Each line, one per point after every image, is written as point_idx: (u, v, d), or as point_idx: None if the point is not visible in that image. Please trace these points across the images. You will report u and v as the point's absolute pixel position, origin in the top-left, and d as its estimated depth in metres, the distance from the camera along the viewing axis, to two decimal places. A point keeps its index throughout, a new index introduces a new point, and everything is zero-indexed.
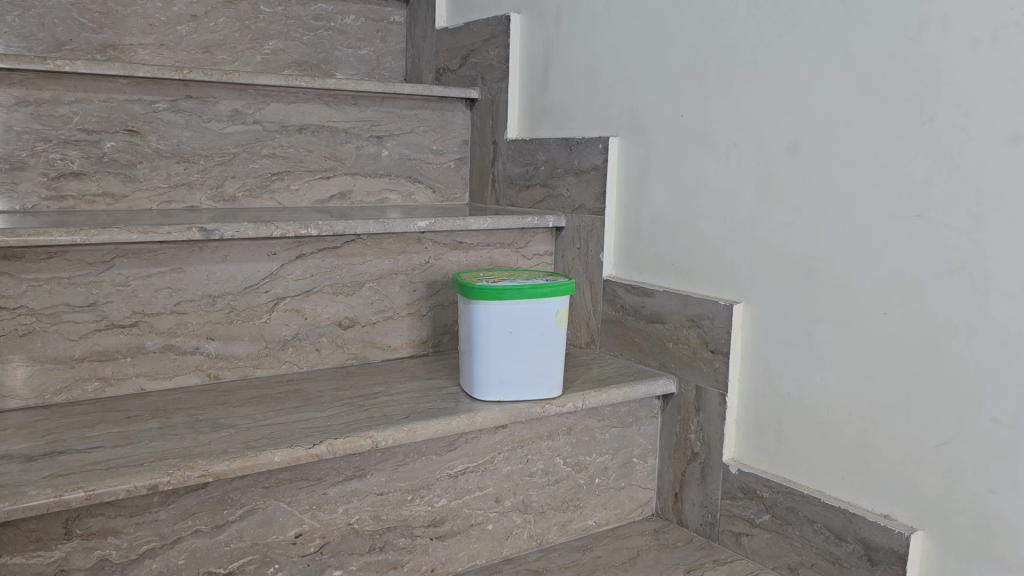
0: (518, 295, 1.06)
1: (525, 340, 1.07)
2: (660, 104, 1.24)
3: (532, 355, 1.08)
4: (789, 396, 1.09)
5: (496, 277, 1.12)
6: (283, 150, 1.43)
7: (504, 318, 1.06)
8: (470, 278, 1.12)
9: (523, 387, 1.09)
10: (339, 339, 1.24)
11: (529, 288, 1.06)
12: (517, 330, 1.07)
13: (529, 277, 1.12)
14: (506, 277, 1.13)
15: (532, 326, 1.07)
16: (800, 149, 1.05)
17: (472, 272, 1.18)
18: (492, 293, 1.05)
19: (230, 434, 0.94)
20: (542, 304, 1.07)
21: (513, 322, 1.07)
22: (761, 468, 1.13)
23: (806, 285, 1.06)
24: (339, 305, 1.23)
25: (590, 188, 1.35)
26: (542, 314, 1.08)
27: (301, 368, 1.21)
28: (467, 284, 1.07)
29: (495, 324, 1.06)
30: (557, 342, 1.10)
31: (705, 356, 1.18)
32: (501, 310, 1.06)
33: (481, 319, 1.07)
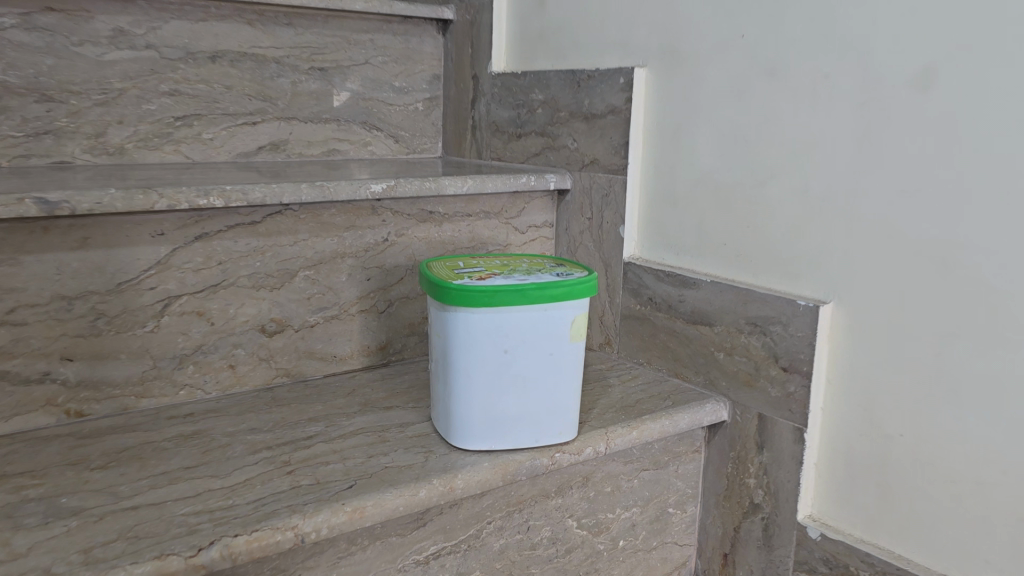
0: (519, 300, 0.71)
1: (525, 364, 0.73)
2: (709, 20, 0.88)
3: (534, 386, 0.74)
4: (903, 439, 0.76)
5: (481, 268, 0.77)
6: (189, 85, 1.06)
7: (496, 334, 0.71)
8: (441, 270, 0.77)
9: (520, 432, 0.75)
10: (263, 351, 0.89)
11: (537, 289, 0.71)
12: (514, 352, 0.72)
13: (533, 269, 0.77)
14: (495, 268, 0.78)
15: (537, 344, 0.73)
16: (937, 81, 0.70)
17: (444, 258, 0.82)
18: (480, 297, 0.70)
19: (67, 532, 0.60)
20: (551, 311, 0.73)
21: (509, 339, 0.72)
22: (853, 534, 0.81)
23: (937, 283, 0.72)
24: (261, 304, 0.88)
25: (606, 138, 1.00)
26: (552, 328, 0.73)
27: (207, 394, 0.87)
28: (439, 281, 0.72)
29: (482, 344, 0.72)
30: (572, 366, 0.75)
31: (773, 374, 0.84)
32: (493, 322, 0.71)
33: (460, 335, 0.72)
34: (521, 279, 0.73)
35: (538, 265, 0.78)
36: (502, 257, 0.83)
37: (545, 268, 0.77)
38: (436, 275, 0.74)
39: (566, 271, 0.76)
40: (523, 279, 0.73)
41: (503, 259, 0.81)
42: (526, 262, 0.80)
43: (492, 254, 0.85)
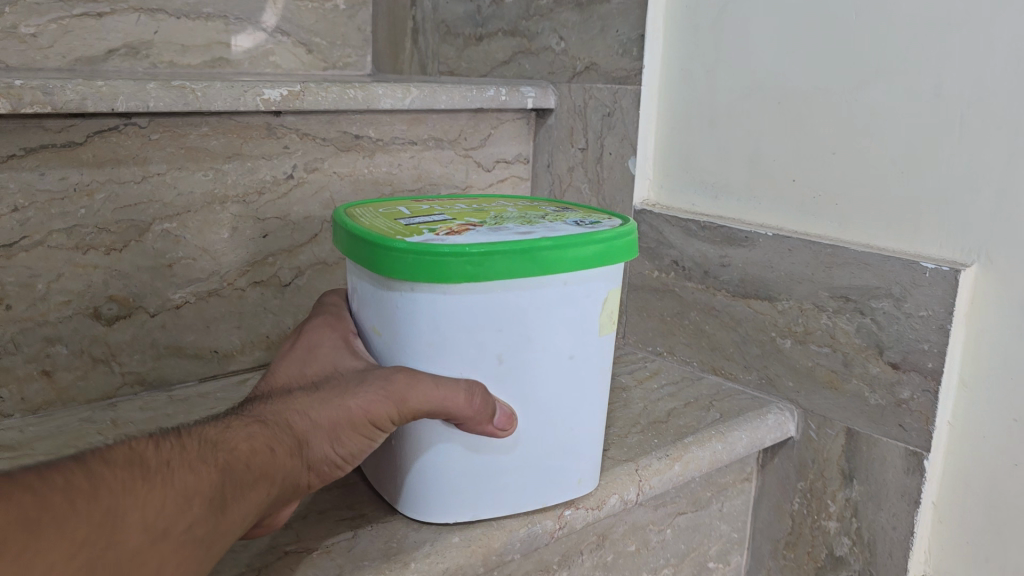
0: (531, 268, 0.40)
1: (528, 380, 0.42)
2: None
3: (539, 415, 0.43)
4: None
5: (444, 219, 0.46)
6: None
7: (483, 331, 0.40)
8: (376, 223, 0.44)
9: (518, 491, 0.45)
10: (98, 348, 0.58)
11: (562, 248, 0.40)
12: (510, 360, 0.41)
13: (531, 217, 0.46)
14: (466, 219, 0.46)
15: (547, 345, 0.42)
16: None
17: (370, 204, 0.50)
18: (463, 264, 0.38)
19: None
20: (574, 287, 0.42)
21: (503, 338, 0.41)
22: None
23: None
24: (92, 276, 0.57)
25: (609, 33, 0.70)
26: (571, 316, 0.42)
27: (6, 418, 0.55)
28: (384, 239, 0.40)
29: (457, 348, 0.40)
30: (598, 375, 0.45)
31: (873, 373, 0.57)
32: (482, 311, 0.40)
33: (417, 335, 0.40)
34: (524, 232, 0.42)
35: (533, 213, 0.48)
36: (462, 203, 0.52)
37: (550, 216, 0.47)
38: (371, 228, 0.42)
39: (587, 220, 0.46)
40: (531, 233, 0.42)
41: (469, 206, 0.50)
42: (513, 209, 0.49)
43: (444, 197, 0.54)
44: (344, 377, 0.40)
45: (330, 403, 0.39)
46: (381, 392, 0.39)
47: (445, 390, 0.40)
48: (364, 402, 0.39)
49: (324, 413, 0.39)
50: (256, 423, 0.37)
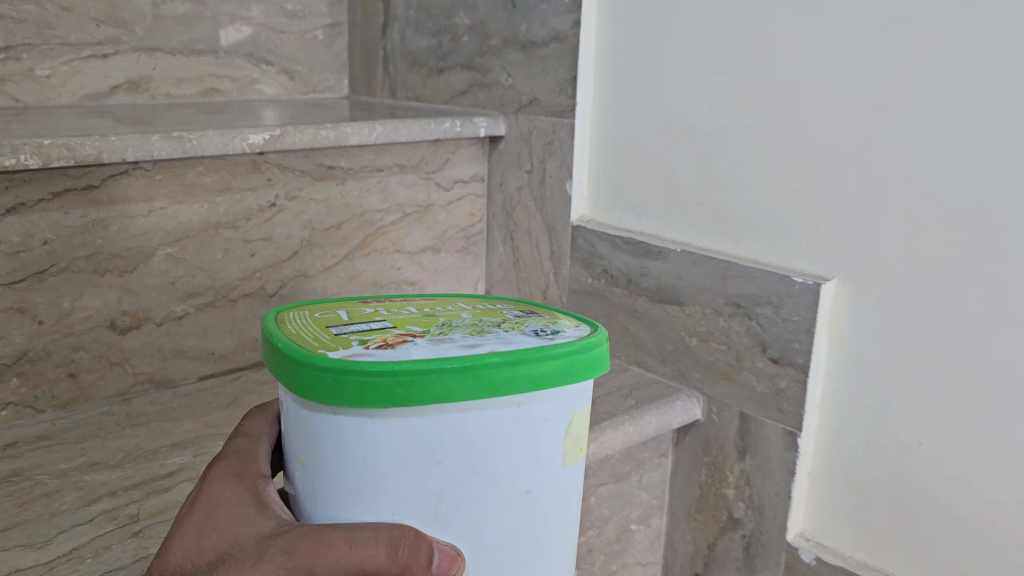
0: (474, 394, 0.34)
1: (476, 523, 0.36)
2: None
3: (488, 558, 0.37)
4: (920, 448, 0.61)
5: (386, 322, 0.41)
6: (12, 4, 0.82)
7: (422, 472, 0.34)
8: (305, 323, 0.41)
9: None
10: (114, 353, 0.69)
11: (514, 368, 0.35)
12: (449, 502, 0.35)
13: (489, 323, 0.42)
14: (411, 325, 0.41)
15: (500, 478, 0.36)
16: None
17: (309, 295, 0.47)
18: (390, 392, 0.33)
19: None
20: (530, 406, 0.36)
21: (442, 477, 0.35)
22: (854, 558, 0.67)
23: (980, 260, 0.56)
24: (108, 293, 0.68)
25: (548, 72, 0.81)
26: (529, 441, 0.36)
27: (40, 412, 0.67)
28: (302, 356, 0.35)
29: (394, 491, 0.34)
30: (567, 511, 0.39)
31: (759, 367, 0.69)
32: (414, 440, 0.34)
33: (338, 471, 0.35)
34: (475, 342, 0.37)
35: (492, 315, 0.43)
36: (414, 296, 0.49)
37: (510, 322, 0.42)
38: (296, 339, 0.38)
39: (552, 325, 0.42)
40: (482, 348, 0.37)
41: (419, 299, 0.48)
42: (468, 314, 0.43)
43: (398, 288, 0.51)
44: (239, 554, 0.38)
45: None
46: (278, 575, 0.36)
47: (360, 550, 0.34)
48: None
49: None
50: None
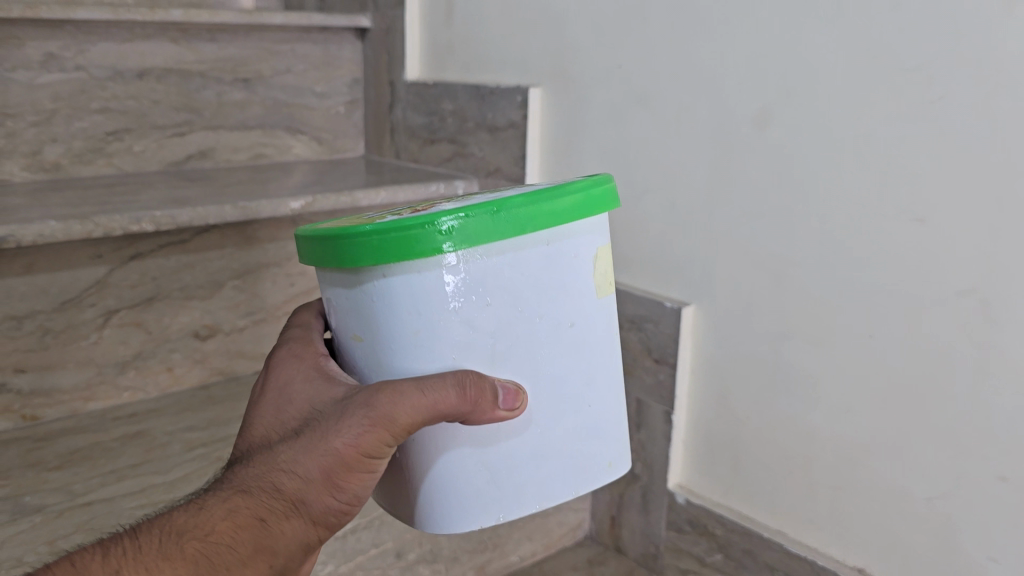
0: (504, 222, 0.50)
1: (525, 345, 0.53)
2: (590, 50, 0.98)
3: (550, 383, 0.54)
4: (746, 420, 0.91)
5: (415, 209, 0.58)
6: (118, 102, 1.13)
7: (473, 317, 0.51)
8: (338, 223, 0.57)
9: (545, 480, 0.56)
10: (197, 354, 1.00)
11: (535, 203, 0.51)
12: (506, 330, 0.52)
13: (501, 188, 0.59)
14: (436, 204, 0.58)
15: (541, 315, 0.53)
16: (771, 120, 0.81)
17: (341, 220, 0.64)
18: (433, 234, 0.49)
19: (32, 527, 0.73)
20: (551, 243, 0.52)
21: (495, 310, 0.51)
22: (712, 498, 0.97)
23: (840, 239, 0.78)
24: (194, 312, 0.98)
25: (507, 149, 1.10)
26: (558, 281, 0.53)
27: (149, 395, 0.98)
28: (342, 231, 0.50)
29: (452, 332, 0.51)
30: (598, 342, 0.56)
31: (648, 365, 0.98)
32: (465, 286, 0.50)
33: (406, 324, 0.51)
34: (494, 196, 0.54)
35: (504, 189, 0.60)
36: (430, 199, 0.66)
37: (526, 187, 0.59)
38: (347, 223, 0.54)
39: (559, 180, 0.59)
40: (502, 197, 0.53)
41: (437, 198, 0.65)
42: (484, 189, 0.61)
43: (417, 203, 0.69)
44: (323, 415, 0.54)
45: (317, 449, 0.53)
46: (363, 426, 0.51)
47: (433, 394, 0.50)
48: (353, 437, 0.52)
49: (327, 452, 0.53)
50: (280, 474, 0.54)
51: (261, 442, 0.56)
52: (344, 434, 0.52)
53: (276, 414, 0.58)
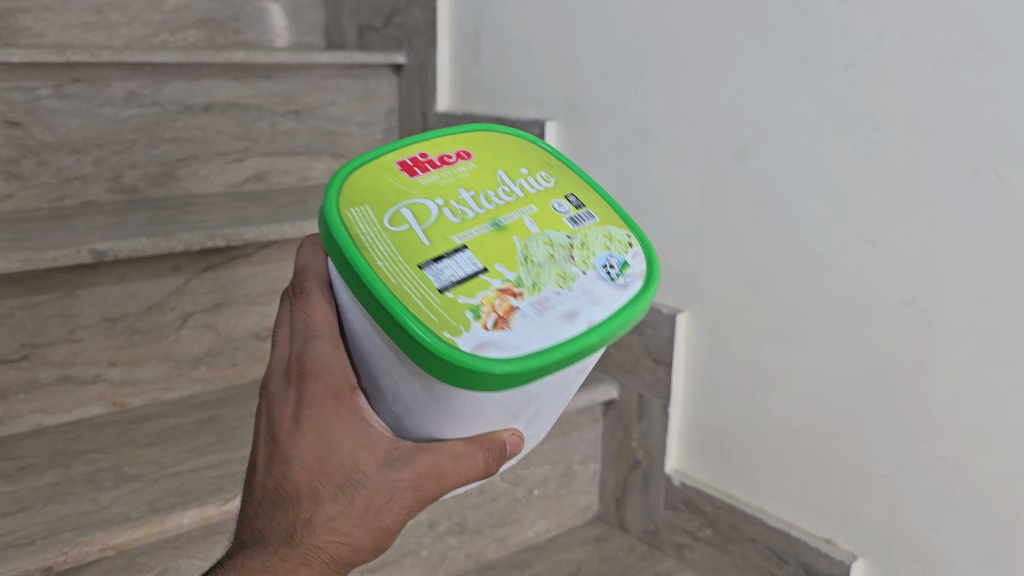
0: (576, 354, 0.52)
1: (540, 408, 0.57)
2: (599, 90, 1.14)
3: (545, 418, 0.60)
4: (731, 412, 1.05)
5: (477, 264, 0.54)
6: (187, 132, 1.29)
7: (515, 407, 0.54)
8: (402, 271, 0.52)
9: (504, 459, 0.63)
10: (258, 352, 1.17)
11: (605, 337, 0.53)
12: (530, 407, 0.55)
13: (561, 254, 0.56)
14: (499, 265, 0.54)
15: (563, 387, 0.57)
16: (750, 155, 0.96)
17: (375, 203, 0.57)
18: (520, 377, 0.50)
19: (134, 490, 0.88)
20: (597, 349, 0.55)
21: (529, 402, 0.55)
22: (703, 480, 1.11)
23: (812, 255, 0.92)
24: (256, 315, 1.16)
25: None
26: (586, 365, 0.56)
27: (217, 386, 1.15)
28: (440, 348, 0.49)
29: (492, 417, 0.55)
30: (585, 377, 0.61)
31: (648, 364, 1.13)
32: (522, 393, 0.53)
33: (458, 411, 0.53)
34: (570, 306, 0.53)
35: (558, 237, 0.57)
36: (463, 173, 0.60)
37: (579, 243, 0.57)
38: (421, 317, 0.50)
39: (614, 255, 0.58)
40: (579, 319, 0.53)
41: (474, 188, 0.59)
42: (533, 221, 0.57)
43: (442, 154, 0.61)
44: (373, 486, 0.57)
45: (371, 521, 0.58)
46: (411, 501, 0.58)
47: (469, 475, 0.56)
48: (402, 509, 0.59)
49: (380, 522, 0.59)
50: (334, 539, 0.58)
51: (302, 494, 0.58)
52: (396, 510, 0.59)
53: (309, 463, 0.57)
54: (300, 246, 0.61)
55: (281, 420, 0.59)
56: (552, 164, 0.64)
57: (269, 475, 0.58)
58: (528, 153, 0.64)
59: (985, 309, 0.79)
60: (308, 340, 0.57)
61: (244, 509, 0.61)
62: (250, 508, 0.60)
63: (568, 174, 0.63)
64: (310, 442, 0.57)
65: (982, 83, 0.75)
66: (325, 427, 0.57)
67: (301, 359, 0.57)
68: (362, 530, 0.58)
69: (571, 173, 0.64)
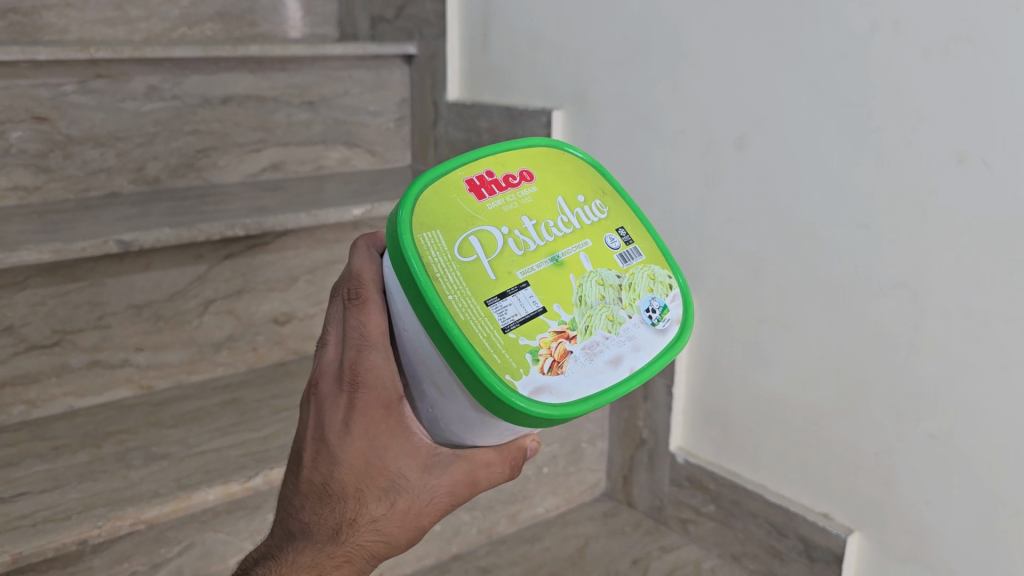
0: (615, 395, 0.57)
1: None
2: (605, 80, 1.16)
3: None
4: (733, 392, 1.09)
5: (537, 303, 0.57)
6: (206, 124, 1.34)
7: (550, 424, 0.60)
8: (469, 307, 0.55)
9: None
10: (277, 336, 1.22)
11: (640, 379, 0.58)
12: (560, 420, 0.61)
13: (612, 295, 0.58)
14: (557, 306, 0.57)
15: None
16: (749, 143, 0.99)
17: (445, 226, 0.58)
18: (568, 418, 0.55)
19: (162, 469, 0.93)
20: None
21: None
22: (706, 458, 1.15)
23: (808, 240, 0.95)
24: (274, 301, 1.20)
25: None
26: None
27: (238, 369, 1.20)
28: (502, 393, 0.54)
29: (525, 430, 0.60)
30: None
31: None
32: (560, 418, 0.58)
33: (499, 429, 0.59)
34: (616, 351, 0.57)
35: (610, 277, 0.59)
36: (527, 197, 0.61)
37: (630, 284, 0.60)
38: (487, 360, 0.54)
39: (657, 298, 0.60)
40: (622, 365, 0.58)
41: (536, 215, 0.60)
42: (590, 258, 0.60)
43: (507, 173, 0.62)
44: (414, 491, 0.62)
45: (408, 519, 0.63)
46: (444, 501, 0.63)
47: (493, 477, 0.63)
48: (435, 508, 0.64)
49: (415, 518, 0.64)
50: (375, 534, 0.63)
51: (348, 496, 0.61)
52: (431, 508, 0.64)
53: (357, 469, 0.61)
54: (354, 248, 0.61)
55: (330, 424, 0.60)
56: (608, 191, 0.65)
57: (316, 474, 0.61)
58: (586, 175, 0.65)
59: (973, 290, 0.81)
60: (362, 350, 0.58)
61: (285, 499, 0.64)
62: (296, 501, 0.63)
63: (622, 203, 0.65)
64: (358, 448, 0.60)
65: (970, 74, 0.78)
66: (373, 436, 0.60)
67: (354, 369, 0.58)
68: (400, 528, 0.63)
69: (624, 202, 0.65)
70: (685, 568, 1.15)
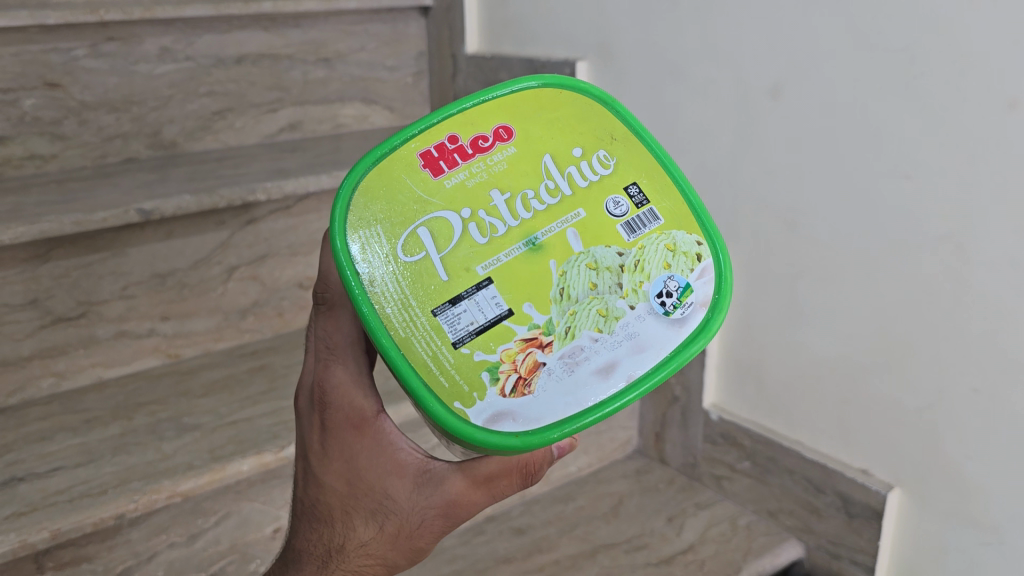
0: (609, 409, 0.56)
1: None
2: (630, 28, 1.12)
3: None
4: (768, 347, 1.07)
5: (502, 305, 0.57)
6: (221, 85, 1.31)
7: None
8: (411, 320, 0.56)
9: None
10: (303, 301, 1.22)
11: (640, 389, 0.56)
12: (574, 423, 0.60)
13: (608, 282, 0.58)
14: (527, 307, 0.57)
15: None
16: (784, 93, 0.95)
17: (388, 221, 0.59)
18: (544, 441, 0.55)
19: (194, 440, 0.92)
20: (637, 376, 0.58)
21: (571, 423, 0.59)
22: (740, 415, 1.14)
23: (845, 191, 0.92)
24: (298, 265, 1.19)
25: None
26: None
27: (265, 335, 1.20)
28: (445, 420, 0.54)
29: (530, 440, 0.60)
30: None
31: None
32: None
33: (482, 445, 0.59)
34: (608, 358, 0.56)
35: (606, 257, 0.58)
36: (499, 164, 0.60)
37: (632, 269, 0.58)
38: (430, 382, 0.55)
39: (676, 276, 0.58)
40: (615, 373, 0.56)
41: (510, 187, 0.60)
42: (578, 240, 0.59)
43: (476, 136, 0.61)
44: (405, 514, 0.61)
45: (403, 546, 0.62)
46: (443, 525, 0.62)
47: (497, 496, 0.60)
48: (434, 533, 0.62)
49: (412, 545, 0.62)
50: (370, 562, 0.62)
51: (335, 520, 0.62)
52: (429, 534, 0.62)
53: (339, 490, 0.61)
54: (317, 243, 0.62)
55: (310, 446, 0.62)
56: (618, 134, 0.63)
57: (307, 496, 0.63)
58: (589, 119, 0.63)
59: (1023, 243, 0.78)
60: (327, 363, 0.61)
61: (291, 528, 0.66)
62: (297, 523, 0.65)
63: (636, 149, 0.62)
64: (336, 471, 0.61)
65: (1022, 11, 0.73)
66: (351, 456, 0.61)
67: (322, 387, 0.61)
68: (395, 553, 0.62)
69: (638, 145, 0.63)
70: (720, 526, 1.15)
